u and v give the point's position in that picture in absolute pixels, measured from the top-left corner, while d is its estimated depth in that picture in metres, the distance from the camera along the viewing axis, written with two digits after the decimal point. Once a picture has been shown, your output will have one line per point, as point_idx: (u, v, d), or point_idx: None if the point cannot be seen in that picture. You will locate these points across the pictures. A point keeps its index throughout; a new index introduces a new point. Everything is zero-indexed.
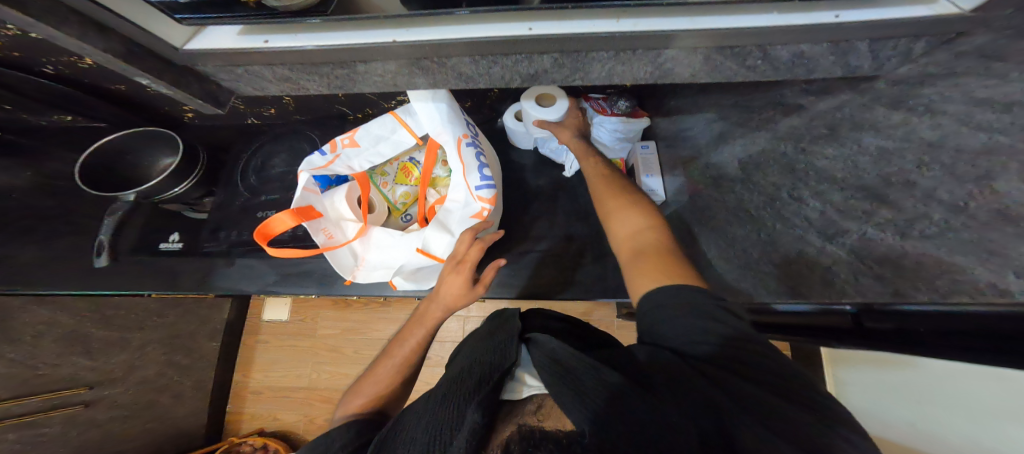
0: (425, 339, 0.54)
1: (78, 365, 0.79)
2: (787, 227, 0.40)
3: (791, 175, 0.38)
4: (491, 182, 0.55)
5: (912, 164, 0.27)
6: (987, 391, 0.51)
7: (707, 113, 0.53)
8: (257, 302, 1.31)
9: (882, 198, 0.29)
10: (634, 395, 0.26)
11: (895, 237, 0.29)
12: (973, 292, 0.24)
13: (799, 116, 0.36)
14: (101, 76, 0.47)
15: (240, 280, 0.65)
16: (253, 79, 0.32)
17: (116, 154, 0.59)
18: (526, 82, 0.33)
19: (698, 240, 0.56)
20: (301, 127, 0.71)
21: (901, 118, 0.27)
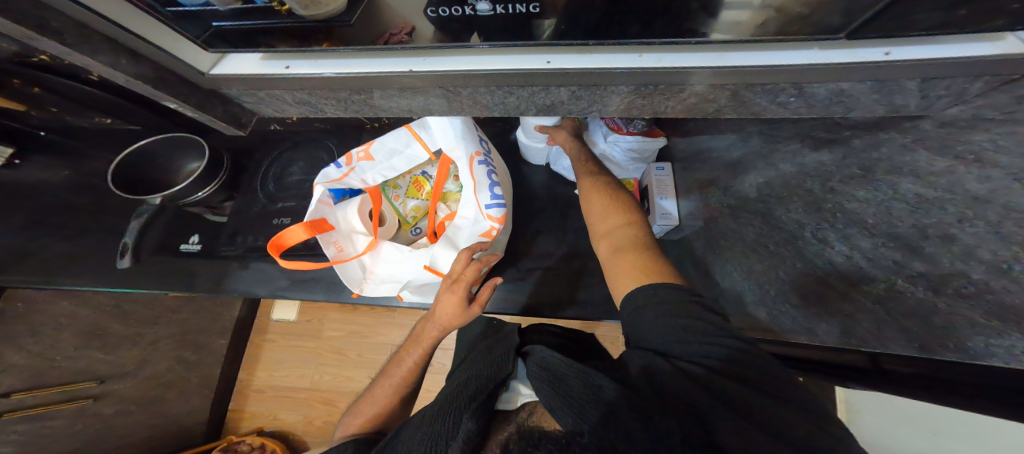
0: (422, 360, 0.53)
1: (93, 359, 0.82)
2: (809, 268, 0.38)
3: (816, 213, 0.36)
4: (501, 201, 0.55)
5: (953, 218, 0.25)
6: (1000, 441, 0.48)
7: (729, 137, 0.51)
8: (267, 302, 1.32)
9: (915, 249, 0.28)
10: (624, 403, 0.29)
11: (927, 292, 0.28)
12: None
13: (829, 152, 0.34)
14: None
15: (252, 283, 0.66)
16: (274, 101, 0.33)
17: (149, 158, 0.61)
18: (541, 112, 0.33)
19: (713, 268, 0.54)
20: (320, 135, 0.73)
21: (946, 167, 0.25)
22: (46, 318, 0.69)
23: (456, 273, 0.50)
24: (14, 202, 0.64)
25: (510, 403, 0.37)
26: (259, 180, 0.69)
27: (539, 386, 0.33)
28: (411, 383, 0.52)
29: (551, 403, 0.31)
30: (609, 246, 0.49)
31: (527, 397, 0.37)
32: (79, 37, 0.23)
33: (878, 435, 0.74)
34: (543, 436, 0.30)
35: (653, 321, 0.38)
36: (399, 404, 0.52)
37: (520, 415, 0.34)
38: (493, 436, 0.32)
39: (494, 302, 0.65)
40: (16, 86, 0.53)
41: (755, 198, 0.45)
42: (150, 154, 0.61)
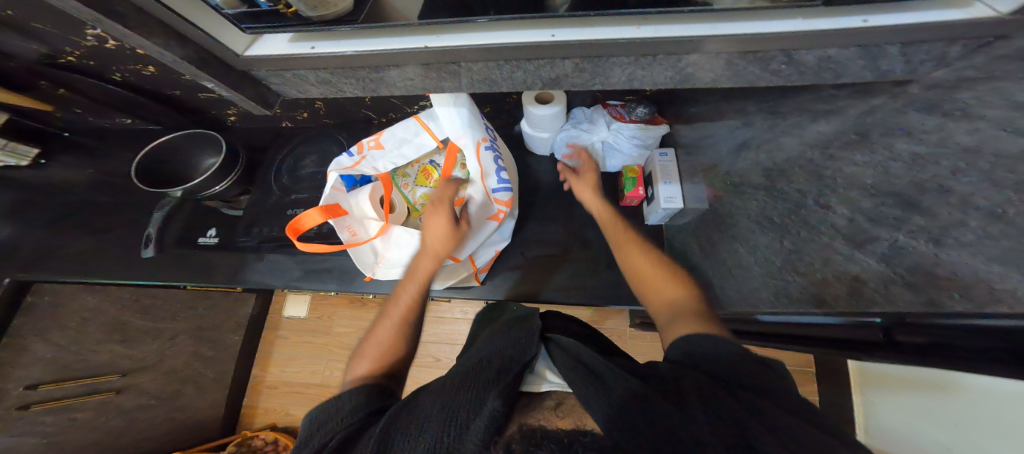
0: (420, 293, 0.53)
1: (115, 353, 0.84)
2: (811, 235, 0.37)
3: (817, 182, 0.36)
4: (508, 185, 0.58)
5: (947, 170, 0.24)
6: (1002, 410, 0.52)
7: (728, 121, 0.50)
8: (279, 298, 1.34)
9: (915, 204, 0.27)
10: (661, 397, 0.28)
11: (930, 245, 0.26)
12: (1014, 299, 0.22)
13: (826, 121, 0.34)
14: (159, 82, 0.54)
15: (267, 275, 0.68)
16: (298, 82, 0.34)
17: (172, 152, 0.63)
18: (548, 86, 0.34)
19: (719, 249, 0.55)
20: (330, 129, 0.75)
21: (936, 125, 0.25)
22: (70, 313, 0.72)
23: (440, 196, 0.58)
24: (53, 200, 0.70)
25: (533, 389, 0.38)
26: (274, 172, 0.71)
27: (575, 380, 0.34)
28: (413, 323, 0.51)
29: (580, 388, 0.33)
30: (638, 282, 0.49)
31: (554, 386, 0.39)
32: (140, 18, 0.25)
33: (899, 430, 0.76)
34: (547, 436, 0.28)
35: (707, 347, 0.33)
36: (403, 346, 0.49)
37: (546, 402, 0.35)
38: (506, 427, 0.30)
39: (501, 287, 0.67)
40: (48, 89, 0.56)
41: (756, 175, 0.46)
42: (172, 148, 0.63)
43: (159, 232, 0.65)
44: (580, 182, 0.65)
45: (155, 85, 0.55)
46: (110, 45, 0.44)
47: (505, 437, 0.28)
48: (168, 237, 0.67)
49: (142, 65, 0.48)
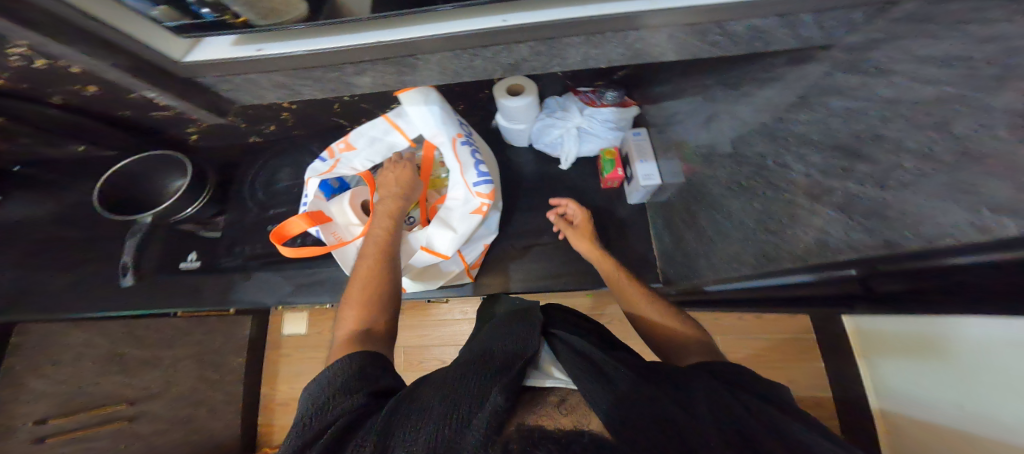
0: (392, 229, 0.57)
1: (117, 384, 0.87)
2: (779, 194, 0.36)
3: (772, 142, 0.36)
4: (488, 178, 0.58)
5: (877, 119, 0.25)
6: (994, 355, 0.57)
7: (690, 98, 0.53)
8: (276, 317, 1.28)
9: (856, 154, 0.27)
10: (668, 400, 0.31)
11: (875, 188, 0.25)
12: (952, 233, 0.20)
13: (771, 88, 0.36)
14: (104, 105, 0.50)
15: (258, 293, 0.69)
16: (250, 85, 0.35)
17: (133, 176, 0.62)
18: (508, 72, 0.35)
19: (697, 218, 0.55)
20: (302, 141, 0.78)
21: (859, 82, 0.26)
22: (60, 350, 0.77)
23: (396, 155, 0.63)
24: (9, 240, 0.65)
25: (537, 384, 0.39)
26: (246, 187, 0.77)
27: (580, 377, 0.36)
28: (392, 281, 0.54)
29: (581, 384, 0.35)
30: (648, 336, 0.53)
31: (558, 383, 0.40)
32: None
33: (911, 391, 0.80)
34: (545, 435, 0.29)
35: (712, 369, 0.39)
36: (385, 301, 0.52)
37: (550, 399, 0.36)
38: (510, 420, 0.31)
39: (494, 279, 0.70)
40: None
41: (718, 146, 0.47)
42: (134, 172, 0.62)
43: (134, 261, 0.62)
44: (577, 235, 0.65)
45: (101, 107, 0.51)
46: (37, 64, 0.37)
47: (503, 436, 0.29)
48: (147, 265, 0.66)
49: (80, 86, 0.43)
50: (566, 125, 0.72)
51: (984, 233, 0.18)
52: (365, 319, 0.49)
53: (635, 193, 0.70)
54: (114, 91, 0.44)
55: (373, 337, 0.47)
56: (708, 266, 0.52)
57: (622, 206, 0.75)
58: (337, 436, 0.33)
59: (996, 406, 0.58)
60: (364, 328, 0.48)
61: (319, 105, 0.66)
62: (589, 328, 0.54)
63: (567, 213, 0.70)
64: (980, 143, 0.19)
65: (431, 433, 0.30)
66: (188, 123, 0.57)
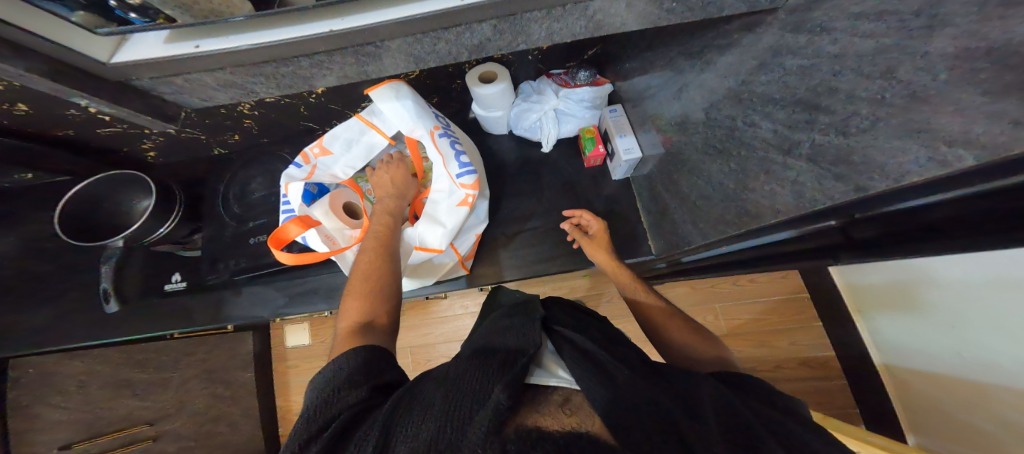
0: (391, 226, 0.60)
1: (131, 405, 0.91)
2: (751, 153, 0.35)
3: (739, 105, 0.36)
4: (470, 168, 0.58)
5: (829, 74, 0.25)
6: (999, 294, 0.64)
7: (661, 71, 0.54)
8: (278, 330, 1.37)
9: (815, 107, 0.26)
10: (678, 413, 0.33)
11: (838, 137, 0.25)
12: (898, 174, 0.21)
13: (731, 54, 0.36)
14: (41, 123, 0.51)
15: (254, 307, 0.71)
16: (195, 87, 0.38)
17: (95, 200, 0.61)
18: (473, 54, 0.36)
19: (679, 185, 0.54)
20: (267, 147, 0.75)
21: (806, 40, 0.27)
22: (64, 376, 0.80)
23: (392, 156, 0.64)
24: None
25: (541, 382, 0.39)
26: (221, 202, 0.70)
27: (586, 379, 0.38)
28: (390, 277, 0.56)
29: (587, 388, 0.37)
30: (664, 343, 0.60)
31: (562, 382, 0.40)
32: None
33: (914, 344, 0.89)
34: (543, 435, 0.30)
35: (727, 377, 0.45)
36: (387, 294, 0.54)
37: (552, 398, 0.37)
38: (513, 416, 0.32)
39: (486, 270, 0.71)
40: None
41: (689, 115, 0.48)
42: (95, 196, 0.61)
43: (114, 288, 0.65)
44: (593, 245, 0.66)
45: (35, 123, 0.51)
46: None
47: (502, 435, 0.29)
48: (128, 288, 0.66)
49: (11, 104, 0.45)
50: (543, 108, 0.71)
51: (943, 167, 0.18)
52: (365, 312, 0.51)
53: (618, 169, 0.69)
54: (45, 103, 0.46)
55: (373, 329, 0.50)
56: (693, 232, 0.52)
57: (608, 183, 0.75)
58: (341, 428, 0.35)
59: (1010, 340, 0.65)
60: (364, 322, 0.51)
61: (283, 109, 0.65)
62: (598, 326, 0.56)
63: (583, 223, 0.70)
64: (925, 88, 0.19)
65: (433, 431, 0.31)
66: (138, 135, 0.60)
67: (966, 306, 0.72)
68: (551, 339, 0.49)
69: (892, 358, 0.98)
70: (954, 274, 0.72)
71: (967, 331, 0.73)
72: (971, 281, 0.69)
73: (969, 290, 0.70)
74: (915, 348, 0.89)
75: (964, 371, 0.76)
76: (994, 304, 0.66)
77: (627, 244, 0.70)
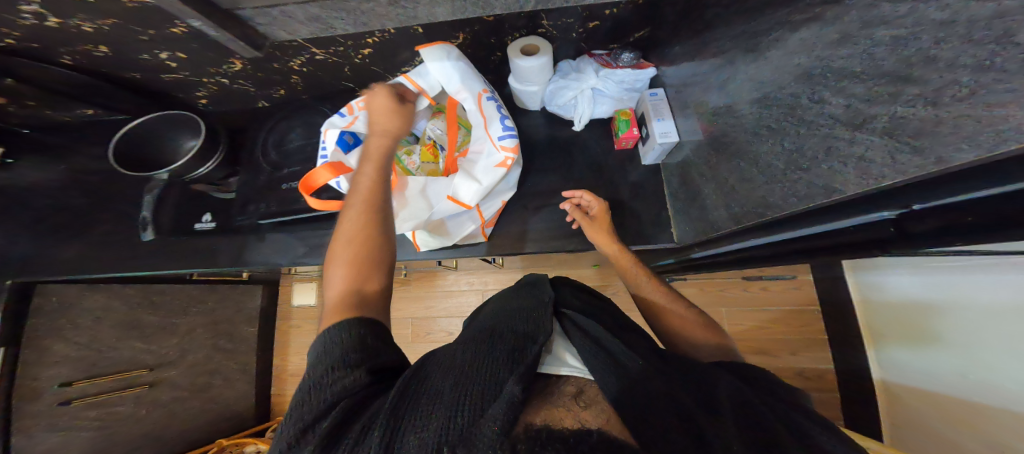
0: (378, 171, 0.56)
1: (137, 349, 0.94)
2: (812, 131, 0.34)
3: (808, 82, 0.35)
4: (512, 132, 0.61)
5: (929, 42, 0.23)
6: (1012, 322, 0.65)
7: (715, 57, 0.52)
8: (286, 289, 1.44)
9: (904, 79, 0.25)
10: (701, 416, 0.33)
11: (927, 110, 0.24)
12: (988, 143, 0.20)
13: (808, 29, 0.35)
14: (112, 66, 0.58)
15: (272, 254, 0.72)
16: (284, 18, 0.39)
17: (147, 137, 0.63)
18: (540, 3, 0.37)
19: (718, 169, 0.54)
20: (310, 104, 0.75)
21: (907, 9, 0.24)
22: (81, 311, 0.82)
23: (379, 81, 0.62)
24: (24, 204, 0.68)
25: (552, 371, 0.42)
26: (259, 149, 0.71)
27: (596, 367, 0.40)
28: (386, 246, 0.53)
29: (598, 374, 0.39)
30: (664, 326, 0.61)
31: (573, 371, 0.42)
32: None
33: (920, 368, 0.90)
34: (551, 436, 0.30)
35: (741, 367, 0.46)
36: (377, 257, 0.52)
37: (567, 389, 0.39)
38: (526, 411, 0.34)
39: (507, 242, 0.71)
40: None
41: (741, 99, 0.47)
42: (147, 133, 0.63)
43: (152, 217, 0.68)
44: (594, 228, 0.65)
45: (110, 66, 0.58)
46: (54, 22, 0.45)
47: (512, 437, 0.30)
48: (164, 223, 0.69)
49: (93, 45, 0.51)
50: (581, 86, 0.70)
51: None
52: (355, 280, 0.49)
53: (649, 153, 0.69)
54: (123, 47, 0.52)
55: (364, 301, 0.48)
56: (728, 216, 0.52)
57: (636, 169, 0.75)
58: (339, 419, 0.35)
59: (1012, 367, 0.66)
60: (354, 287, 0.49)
61: (328, 68, 0.65)
62: (596, 306, 0.58)
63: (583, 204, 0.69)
64: None
65: (442, 426, 0.33)
66: (195, 84, 0.65)
67: (982, 331, 0.72)
68: (562, 323, 0.50)
69: (895, 377, 0.98)
70: (979, 298, 0.72)
71: (978, 360, 0.74)
72: (990, 307, 0.69)
73: (989, 313, 0.70)
74: (922, 372, 0.89)
75: (962, 397, 0.77)
76: (1008, 328, 0.66)
77: (651, 230, 0.71)
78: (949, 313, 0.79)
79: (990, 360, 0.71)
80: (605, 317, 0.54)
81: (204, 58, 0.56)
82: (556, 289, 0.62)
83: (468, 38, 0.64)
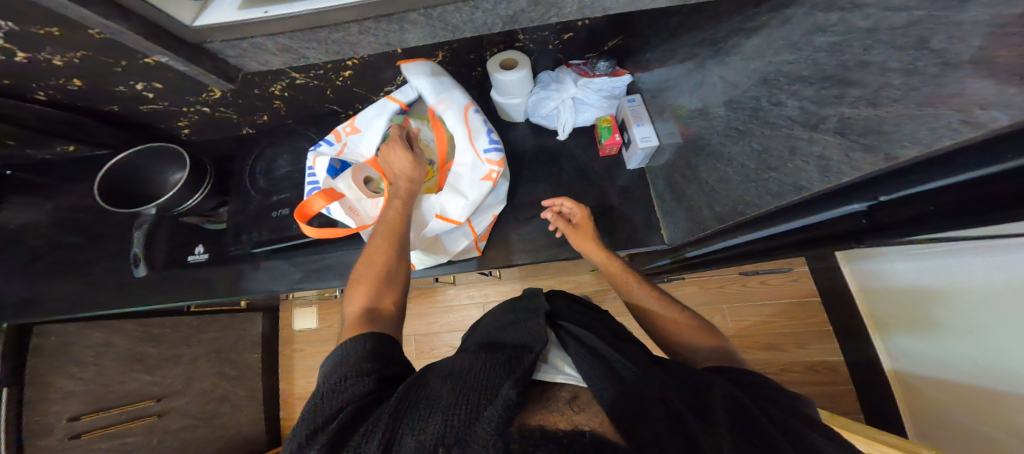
0: (403, 209, 0.61)
1: (142, 381, 0.94)
2: (774, 132, 0.35)
3: (764, 86, 0.36)
4: (497, 145, 0.63)
5: (861, 47, 0.25)
6: (1013, 299, 0.67)
7: (682, 63, 0.54)
8: (286, 314, 1.45)
9: (846, 82, 0.27)
10: (693, 423, 0.33)
11: (868, 109, 0.25)
12: (922, 142, 0.21)
13: (758, 36, 0.37)
14: (91, 98, 0.59)
15: (268, 281, 0.74)
16: (256, 51, 0.38)
17: (133, 170, 0.65)
18: (507, 25, 0.37)
19: (698, 170, 0.55)
20: (293, 129, 0.77)
21: (838, 18, 0.27)
22: (83, 348, 0.82)
23: (397, 135, 0.61)
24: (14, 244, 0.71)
25: (548, 379, 0.42)
26: (249, 178, 0.71)
27: (592, 374, 0.40)
28: (394, 266, 0.59)
29: (593, 381, 0.39)
30: (660, 332, 0.60)
31: (569, 379, 0.42)
32: None
33: (929, 356, 0.90)
34: (545, 436, 0.31)
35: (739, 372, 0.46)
36: (392, 283, 0.58)
37: (562, 395, 0.39)
38: (521, 413, 0.34)
39: (498, 254, 0.72)
40: None
41: (710, 102, 0.48)
42: (134, 166, 0.65)
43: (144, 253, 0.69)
44: (579, 235, 0.66)
45: (87, 101, 0.59)
46: (23, 58, 0.47)
47: (508, 435, 0.31)
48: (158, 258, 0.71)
49: (66, 79, 0.53)
50: (561, 96, 0.71)
51: (976, 128, 0.19)
52: (369, 299, 0.56)
53: (633, 158, 0.70)
54: (97, 81, 0.54)
55: (377, 317, 0.54)
56: (712, 214, 0.52)
57: (622, 173, 0.76)
58: (342, 426, 0.36)
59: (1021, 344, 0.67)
60: (369, 309, 0.55)
61: (311, 92, 0.67)
62: (587, 313, 0.59)
63: (564, 211, 0.71)
64: (958, 56, 0.19)
65: (441, 427, 0.33)
66: (178, 114, 0.67)
67: (982, 311, 0.74)
68: (557, 331, 0.51)
69: (904, 365, 0.98)
70: (972, 279, 0.74)
71: (982, 340, 0.75)
72: (987, 287, 0.71)
73: (993, 299, 0.71)
74: (930, 357, 0.89)
75: (976, 380, 0.77)
76: (1015, 313, 0.67)
77: (640, 233, 0.71)
78: (939, 296, 0.82)
79: (996, 340, 0.72)
80: (599, 324, 0.55)
81: (185, 88, 0.58)
82: (550, 301, 0.63)
83: (447, 55, 0.66)
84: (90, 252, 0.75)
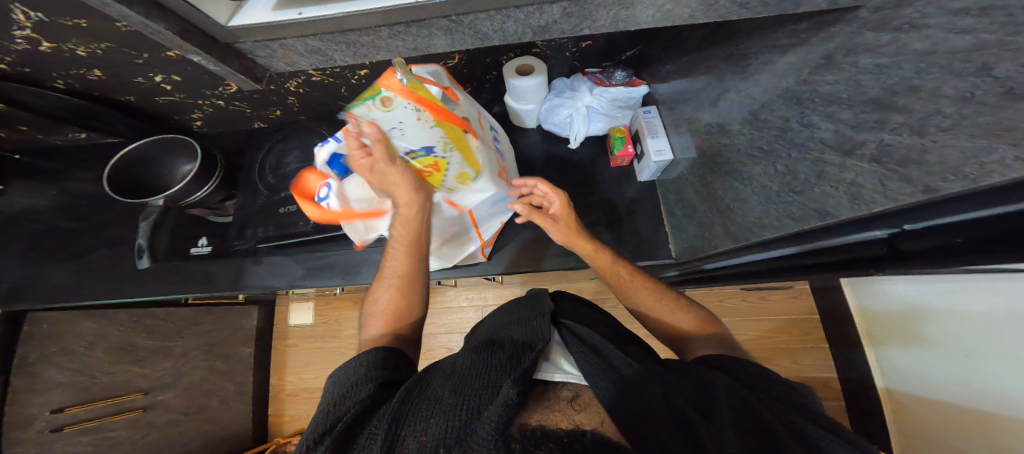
0: (411, 238, 0.56)
1: (130, 373, 0.92)
2: (803, 155, 0.35)
3: (797, 105, 0.36)
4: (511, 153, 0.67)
5: (912, 71, 0.25)
6: (1014, 337, 0.65)
7: (704, 77, 0.54)
8: (282, 309, 1.43)
9: (890, 107, 0.26)
10: (699, 425, 0.31)
11: (913, 138, 0.25)
12: (973, 175, 0.21)
13: (794, 53, 0.36)
14: (108, 88, 0.58)
15: (270, 277, 0.73)
16: (285, 52, 0.38)
17: (141, 161, 0.64)
18: (537, 35, 0.37)
19: (714, 185, 0.54)
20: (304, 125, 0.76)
21: (890, 39, 0.26)
22: (75, 337, 0.80)
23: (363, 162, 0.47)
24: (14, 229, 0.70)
25: (547, 378, 0.41)
26: (257, 173, 0.71)
27: (593, 373, 0.39)
28: (412, 295, 0.58)
29: (593, 381, 0.38)
30: (659, 326, 0.59)
31: (569, 377, 0.41)
32: None
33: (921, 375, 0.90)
34: (546, 434, 0.30)
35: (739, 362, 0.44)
36: (411, 307, 0.58)
37: (562, 394, 0.39)
38: (521, 413, 0.33)
39: (505, 260, 0.72)
40: None
41: (733, 117, 0.47)
42: (142, 157, 0.63)
43: (150, 243, 0.65)
44: (558, 226, 0.62)
45: (103, 91, 0.59)
46: (47, 47, 0.47)
47: (507, 435, 0.30)
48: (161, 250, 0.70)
49: (87, 69, 0.52)
50: (575, 104, 0.71)
51: None
52: (387, 326, 0.56)
53: (645, 170, 0.70)
54: (117, 72, 0.53)
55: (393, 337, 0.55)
56: (727, 231, 0.52)
57: (633, 184, 0.75)
58: (347, 427, 0.36)
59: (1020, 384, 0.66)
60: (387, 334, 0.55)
61: (326, 89, 0.66)
62: (591, 313, 0.57)
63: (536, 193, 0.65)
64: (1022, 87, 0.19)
65: (442, 429, 0.33)
66: (191, 107, 0.66)
67: (976, 340, 0.74)
68: (559, 331, 0.49)
69: (896, 383, 0.98)
70: (971, 307, 0.73)
71: (978, 369, 0.74)
72: (986, 320, 0.70)
73: (985, 327, 0.71)
74: (921, 376, 0.90)
75: (967, 405, 0.78)
76: (1010, 342, 0.67)
77: (650, 245, 0.71)
78: (939, 321, 0.81)
79: (993, 373, 0.71)
80: (601, 324, 0.55)
81: (199, 82, 0.57)
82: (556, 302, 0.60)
83: (463, 58, 0.65)
84: (92, 240, 0.73)
